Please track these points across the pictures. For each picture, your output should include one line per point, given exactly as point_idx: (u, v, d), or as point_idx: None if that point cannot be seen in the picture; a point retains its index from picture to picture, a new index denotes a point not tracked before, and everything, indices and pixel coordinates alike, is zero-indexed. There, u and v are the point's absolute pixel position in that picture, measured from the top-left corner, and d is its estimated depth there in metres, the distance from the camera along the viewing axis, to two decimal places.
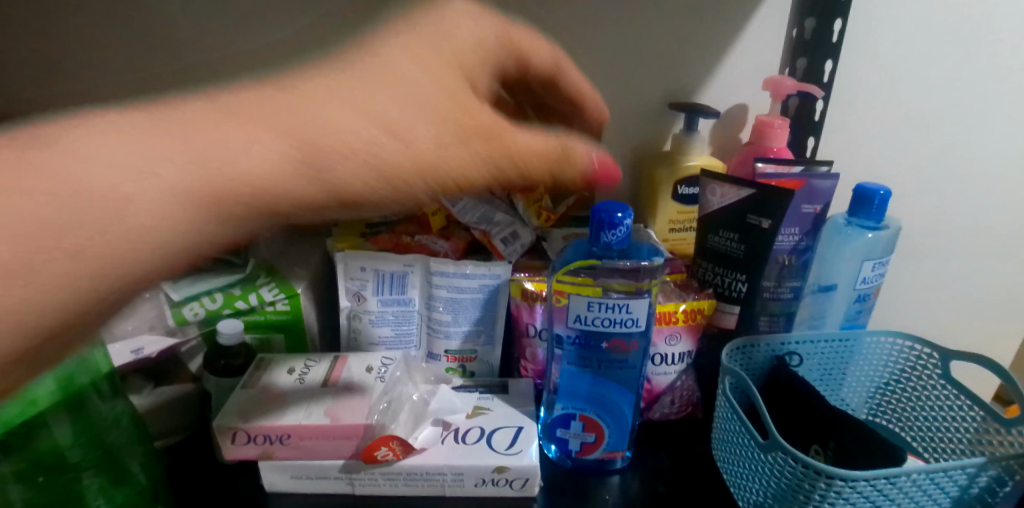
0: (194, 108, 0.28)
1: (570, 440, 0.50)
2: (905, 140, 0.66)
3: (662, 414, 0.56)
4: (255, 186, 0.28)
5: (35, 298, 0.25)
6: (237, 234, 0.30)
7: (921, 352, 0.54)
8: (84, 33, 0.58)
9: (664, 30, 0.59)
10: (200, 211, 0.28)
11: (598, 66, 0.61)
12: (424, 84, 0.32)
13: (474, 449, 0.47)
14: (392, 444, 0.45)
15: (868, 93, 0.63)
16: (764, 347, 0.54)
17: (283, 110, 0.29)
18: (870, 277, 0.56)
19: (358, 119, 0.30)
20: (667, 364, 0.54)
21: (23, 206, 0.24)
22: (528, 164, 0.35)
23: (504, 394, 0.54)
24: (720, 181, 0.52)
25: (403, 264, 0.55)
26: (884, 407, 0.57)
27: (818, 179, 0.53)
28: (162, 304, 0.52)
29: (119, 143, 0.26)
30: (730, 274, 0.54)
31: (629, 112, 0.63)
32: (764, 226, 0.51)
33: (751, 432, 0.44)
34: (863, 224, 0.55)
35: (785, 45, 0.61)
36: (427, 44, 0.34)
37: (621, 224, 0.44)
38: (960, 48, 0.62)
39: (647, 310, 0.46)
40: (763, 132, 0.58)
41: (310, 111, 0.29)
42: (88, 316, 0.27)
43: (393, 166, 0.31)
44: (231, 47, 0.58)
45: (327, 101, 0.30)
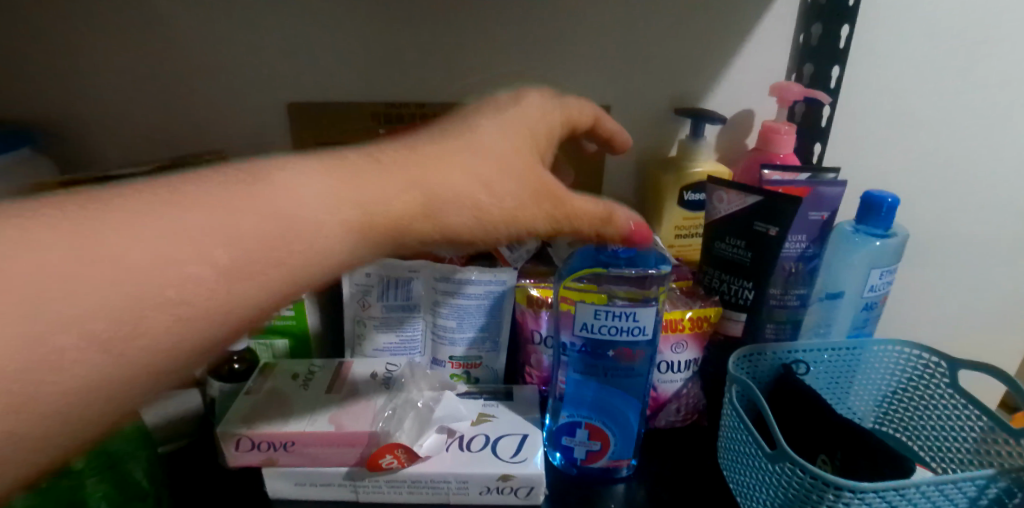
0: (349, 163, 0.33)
1: (575, 448, 0.50)
2: (911, 147, 0.66)
3: (667, 422, 0.56)
4: (384, 227, 0.33)
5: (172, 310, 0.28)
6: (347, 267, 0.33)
7: (929, 361, 0.53)
8: (85, 38, 0.56)
9: (671, 36, 0.59)
10: (340, 246, 0.32)
11: (603, 72, 0.60)
12: (523, 150, 0.39)
13: (478, 457, 0.47)
14: (397, 452, 0.45)
15: (875, 99, 0.63)
16: (770, 355, 0.53)
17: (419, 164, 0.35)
18: (878, 285, 0.56)
19: (476, 173, 0.36)
20: (673, 371, 0.53)
21: (211, 229, 0.28)
22: (570, 224, 0.41)
23: (509, 401, 0.54)
24: (727, 188, 0.52)
25: (408, 270, 0.55)
26: (891, 416, 0.57)
27: (826, 186, 0.53)
28: None
29: (311, 182, 0.31)
30: (737, 281, 0.53)
31: (635, 118, 0.62)
32: (771, 234, 0.51)
33: (757, 442, 0.44)
34: (871, 232, 0.54)
35: (791, 51, 0.61)
36: (529, 115, 0.41)
37: None
38: (968, 55, 0.62)
39: (654, 319, 0.46)
40: (769, 138, 0.58)
41: (449, 163, 0.36)
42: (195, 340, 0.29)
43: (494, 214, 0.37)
44: (236, 52, 0.58)
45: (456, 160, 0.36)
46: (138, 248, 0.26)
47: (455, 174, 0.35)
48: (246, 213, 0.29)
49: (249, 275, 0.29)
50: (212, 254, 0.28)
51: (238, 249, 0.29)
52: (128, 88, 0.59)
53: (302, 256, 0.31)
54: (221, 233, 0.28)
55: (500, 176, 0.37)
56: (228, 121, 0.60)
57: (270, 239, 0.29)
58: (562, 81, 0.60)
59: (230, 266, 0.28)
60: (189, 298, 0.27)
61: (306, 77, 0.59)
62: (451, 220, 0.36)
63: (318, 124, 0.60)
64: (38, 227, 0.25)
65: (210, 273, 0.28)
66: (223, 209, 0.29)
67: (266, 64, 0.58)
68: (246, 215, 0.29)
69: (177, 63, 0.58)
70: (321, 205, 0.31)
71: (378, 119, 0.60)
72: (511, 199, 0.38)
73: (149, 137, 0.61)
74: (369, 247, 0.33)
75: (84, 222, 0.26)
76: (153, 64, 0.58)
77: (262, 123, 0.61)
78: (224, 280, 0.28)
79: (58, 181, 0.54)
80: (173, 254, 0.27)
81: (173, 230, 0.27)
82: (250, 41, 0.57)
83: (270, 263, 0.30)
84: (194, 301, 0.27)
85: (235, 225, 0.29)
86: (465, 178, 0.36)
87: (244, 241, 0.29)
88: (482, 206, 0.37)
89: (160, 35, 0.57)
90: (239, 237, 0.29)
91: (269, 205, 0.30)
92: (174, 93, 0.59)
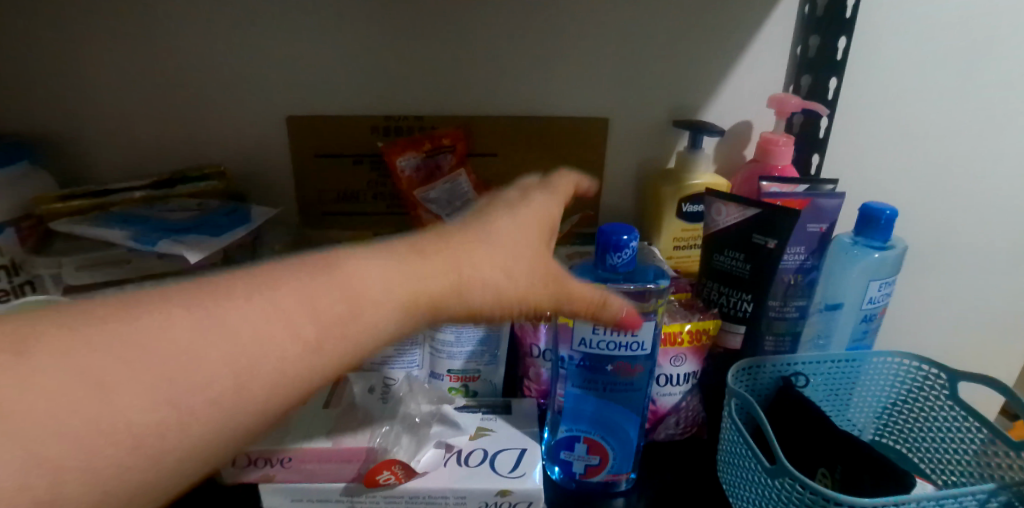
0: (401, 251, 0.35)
1: (574, 462, 0.50)
2: (909, 158, 0.66)
3: (667, 435, 0.56)
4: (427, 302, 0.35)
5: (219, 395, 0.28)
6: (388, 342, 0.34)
7: (928, 372, 0.53)
8: (85, 53, 0.57)
9: (669, 48, 0.59)
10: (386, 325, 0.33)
11: (601, 84, 0.60)
12: (534, 242, 0.40)
13: (476, 473, 0.47)
14: (395, 468, 0.45)
15: (872, 110, 0.63)
16: (769, 367, 0.53)
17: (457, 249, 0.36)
18: (877, 296, 0.56)
19: (496, 258, 0.38)
20: (672, 384, 0.53)
21: (261, 328, 0.29)
22: (567, 306, 0.40)
23: (508, 415, 0.54)
24: (725, 201, 0.52)
25: None
26: (891, 427, 0.57)
27: (824, 198, 0.53)
28: None
29: (377, 264, 0.33)
30: (736, 294, 0.53)
31: (632, 130, 0.63)
32: (770, 246, 0.51)
33: (757, 456, 0.44)
34: (870, 244, 0.54)
35: (789, 62, 0.61)
36: (544, 204, 0.43)
37: (627, 247, 0.44)
38: (965, 66, 0.62)
39: (652, 333, 0.46)
40: (767, 149, 0.58)
41: (474, 249, 0.37)
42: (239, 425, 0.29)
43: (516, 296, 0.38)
44: (235, 65, 0.58)
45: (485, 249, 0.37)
46: (240, 327, 0.29)
47: (480, 258, 0.37)
48: (317, 302, 0.31)
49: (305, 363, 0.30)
50: (297, 333, 0.30)
51: (314, 331, 0.30)
52: (128, 102, 0.59)
53: (365, 334, 0.32)
54: (272, 335, 0.29)
55: (517, 260, 0.38)
56: (227, 133, 0.60)
57: (316, 336, 0.31)
58: (560, 93, 0.61)
59: (312, 342, 0.30)
60: (278, 372, 0.29)
61: (305, 89, 0.59)
62: (472, 300, 0.37)
63: (317, 137, 0.60)
64: (100, 340, 0.26)
65: (297, 351, 0.30)
66: (307, 290, 0.31)
67: (265, 77, 0.58)
68: (325, 297, 0.31)
69: (177, 76, 0.58)
70: (385, 286, 0.33)
71: (377, 133, 0.61)
72: (525, 280, 0.39)
73: (148, 149, 0.61)
74: (411, 323, 0.34)
75: (198, 307, 0.28)
76: (152, 77, 0.58)
77: (261, 136, 0.61)
78: (304, 357, 0.30)
79: (56, 195, 0.54)
80: (267, 333, 0.29)
81: (267, 310, 0.30)
82: (249, 54, 0.57)
83: (337, 342, 0.31)
84: (283, 373, 0.30)
85: (312, 306, 0.31)
86: (489, 261, 0.37)
87: (321, 320, 0.31)
88: (500, 286, 0.38)
89: (159, 48, 0.57)
90: (318, 318, 0.31)
91: (340, 286, 0.32)
92: (173, 106, 0.59)
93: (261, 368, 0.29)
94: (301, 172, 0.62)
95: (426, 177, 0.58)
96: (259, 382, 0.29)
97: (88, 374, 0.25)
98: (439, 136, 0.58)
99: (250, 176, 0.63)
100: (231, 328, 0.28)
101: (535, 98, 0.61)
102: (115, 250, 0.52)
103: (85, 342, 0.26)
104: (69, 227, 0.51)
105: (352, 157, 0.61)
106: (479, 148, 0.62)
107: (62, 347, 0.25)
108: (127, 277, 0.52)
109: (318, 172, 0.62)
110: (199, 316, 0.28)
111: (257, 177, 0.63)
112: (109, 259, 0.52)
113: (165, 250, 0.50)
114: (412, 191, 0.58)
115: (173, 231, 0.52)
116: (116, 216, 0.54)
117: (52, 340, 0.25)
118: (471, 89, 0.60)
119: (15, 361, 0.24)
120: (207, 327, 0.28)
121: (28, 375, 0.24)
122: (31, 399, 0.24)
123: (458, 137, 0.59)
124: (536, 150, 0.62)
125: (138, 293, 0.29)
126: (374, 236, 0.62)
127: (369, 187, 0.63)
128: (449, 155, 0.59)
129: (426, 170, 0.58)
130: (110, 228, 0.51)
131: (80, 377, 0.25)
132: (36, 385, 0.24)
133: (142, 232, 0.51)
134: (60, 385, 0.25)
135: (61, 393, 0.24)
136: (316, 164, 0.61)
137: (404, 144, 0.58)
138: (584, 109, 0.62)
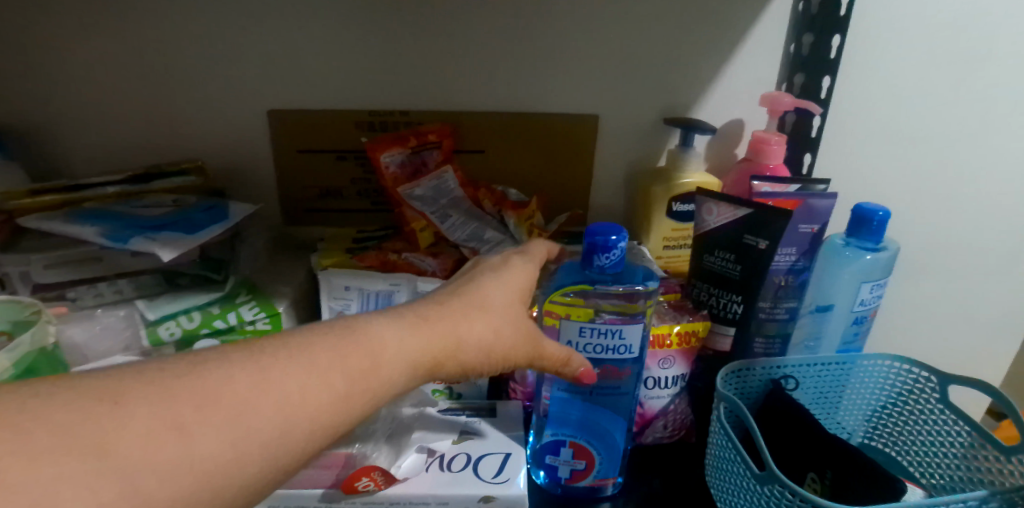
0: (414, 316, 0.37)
1: (559, 467, 0.48)
2: (900, 160, 0.65)
3: (654, 438, 0.55)
4: (437, 356, 0.37)
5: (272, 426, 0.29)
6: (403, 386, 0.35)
7: (919, 375, 0.52)
8: (61, 44, 0.55)
9: (662, 44, 0.58)
10: (403, 377, 0.35)
11: (591, 81, 0.59)
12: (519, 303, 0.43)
13: (459, 478, 0.46)
14: (374, 475, 0.44)
15: (865, 110, 0.62)
16: (759, 370, 0.52)
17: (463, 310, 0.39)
18: (869, 299, 0.55)
19: (486, 319, 0.40)
20: (660, 387, 0.52)
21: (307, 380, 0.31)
22: (538, 362, 0.42)
23: (493, 418, 0.53)
24: (716, 201, 0.50)
25: (389, 283, 0.54)
26: (880, 430, 0.56)
27: (817, 198, 0.52)
28: (137, 324, 0.51)
29: (392, 328, 0.35)
30: (726, 295, 0.52)
31: (623, 127, 0.61)
32: (761, 247, 0.50)
33: (746, 462, 0.43)
34: (862, 245, 0.53)
35: (782, 60, 0.60)
36: (523, 267, 0.45)
37: (616, 247, 0.43)
38: (961, 66, 0.61)
39: (640, 335, 0.45)
40: (759, 148, 0.57)
41: (468, 312, 0.39)
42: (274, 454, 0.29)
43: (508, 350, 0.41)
44: (214, 56, 0.56)
45: (489, 308, 0.40)
46: (286, 380, 0.30)
47: (474, 319, 0.39)
48: (346, 360, 0.32)
49: (338, 406, 0.31)
50: (332, 386, 0.31)
51: (344, 386, 0.32)
52: (103, 93, 0.57)
53: (382, 391, 0.34)
54: (311, 387, 0.31)
55: (504, 321, 0.41)
56: (207, 127, 0.59)
57: (348, 385, 0.32)
58: (549, 89, 0.59)
59: (344, 394, 0.32)
60: (317, 417, 0.30)
61: (288, 82, 0.57)
62: (465, 359, 0.38)
63: (300, 132, 0.59)
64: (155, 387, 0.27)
65: (334, 401, 0.31)
66: (337, 350, 0.32)
67: (247, 69, 0.57)
68: (354, 358, 0.33)
69: (154, 67, 0.56)
70: (401, 348, 0.35)
71: (361, 128, 0.59)
72: (511, 338, 0.40)
73: (125, 143, 0.59)
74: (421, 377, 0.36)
75: (251, 360, 0.30)
76: (128, 68, 0.56)
77: (241, 129, 0.59)
78: (337, 407, 0.31)
79: (26, 190, 0.52)
80: (308, 386, 0.30)
81: (307, 364, 0.31)
82: (229, 45, 0.56)
83: (362, 397, 0.33)
84: (322, 419, 0.31)
85: (340, 365, 0.32)
86: (481, 323, 0.39)
87: (350, 374, 0.32)
88: (491, 346, 0.40)
89: (135, 37, 0.55)
90: (347, 373, 0.32)
91: (362, 348, 0.33)
92: (151, 98, 0.57)
93: (304, 416, 0.30)
94: (284, 167, 0.60)
95: (412, 173, 0.57)
96: (301, 428, 0.30)
97: (166, 417, 0.26)
98: (425, 132, 0.57)
99: (231, 171, 0.61)
100: (279, 381, 0.30)
101: (523, 95, 0.59)
102: (85, 249, 0.50)
103: (163, 392, 0.27)
104: (40, 224, 0.49)
105: (336, 153, 0.60)
106: (467, 144, 0.61)
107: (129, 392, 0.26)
108: (102, 275, 0.51)
109: (301, 167, 0.60)
110: (250, 371, 0.29)
111: (238, 173, 0.61)
112: (80, 258, 0.50)
113: (138, 247, 0.48)
114: (396, 188, 0.57)
115: (147, 228, 0.51)
116: (89, 213, 0.52)
117: (132, 389, 0.27)
118: (459, 84, 0.58)
119: (111, 410, 0.25)
120: (260, 381, 0.29)
121: (120, 419, 0.25)
122: (126, 439, 0.25)
123: (444, 133, 0.57)
124: (525, 148, 0.61)
125: (195, 352, 0.30)
126: (358, 234, 0.61)
127: (353, 184, 0.61)
128: (434, 151, 0.57)
129: (412, 167, 0.57)
130: (82, 225, 0.50)
131: (161, 420, 0.26)
132: (127, 429, 0.25)
133: (115, 229, 0.50)
134: (147, 427, 0.26)
135: (146, 434, 0.25)
136: (299, 159, 0.60)
137: (389, 140, 0.56)
138: (573, 106, 0.60)
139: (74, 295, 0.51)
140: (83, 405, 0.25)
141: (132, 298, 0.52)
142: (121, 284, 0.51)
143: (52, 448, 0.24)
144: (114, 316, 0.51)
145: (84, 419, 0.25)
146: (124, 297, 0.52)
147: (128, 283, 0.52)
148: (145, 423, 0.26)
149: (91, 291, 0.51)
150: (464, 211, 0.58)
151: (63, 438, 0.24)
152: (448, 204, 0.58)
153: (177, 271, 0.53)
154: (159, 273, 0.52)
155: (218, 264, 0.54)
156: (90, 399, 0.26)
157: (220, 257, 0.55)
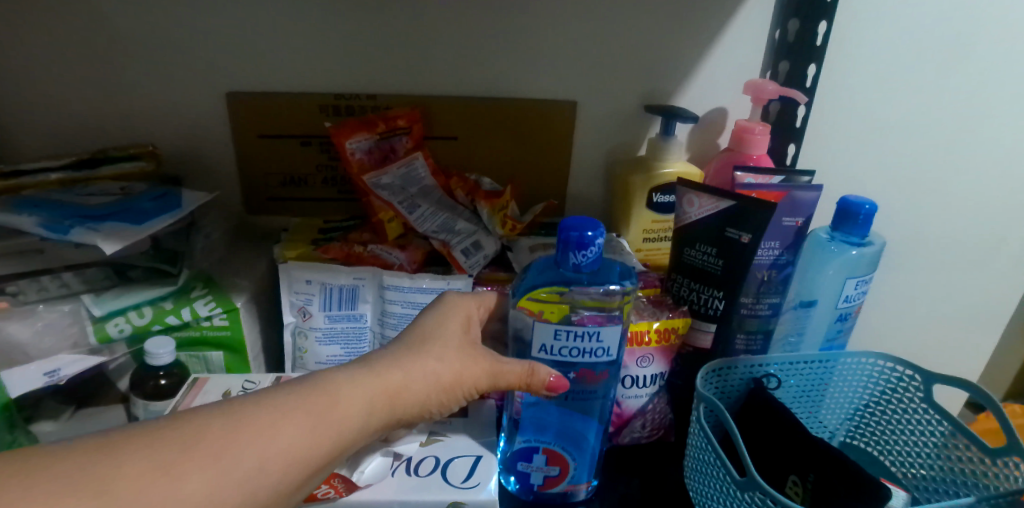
0: (364, 357, 0.38)
1: (533, 473, 0.46)
2: (885, 151, 0.63)
3: (632, 438, 0.53)
4: (396, 385, 0.37)
5: (260, 455, 0.31)
6: (368, 417, 0.35)
7: (903, 373, 0.51)
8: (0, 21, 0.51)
9: (642, 29, 0.55)
10: (370, 407, 0.35)
11: (569, 66, 0.57)
12: (467, 330, 0.42)
13: (427, 484, 0.43)
14: (334, 482, 0.42)
15: (850, 100, 0.60)
16: (741, 369, 0.50)
17: (414, 346, 0.39)
18: (853, 295, 0.54)
19: (428, 349, 0.39)
20: (637, 386, 0.50)
21: (261, 418, 0.32)
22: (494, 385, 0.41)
23: (463, 419, 0.50)
24: (697, 191, 0.48)
25: (352, 277, 0.52)
26: (862, 429, 0.54)
27: (801, 191, 0.50)
28: (84, 319, 0.47)
29: (345, 369, 0.36)
30: (707, 290, 0.50)
31: (602, 113, 0.59)
32: (743, 241, 0.47)
33: (726, 467, 0.41)
34: (847, 240, 0.52)
35: (767, 46, 0.58)
36: (469, 300, 0.45)
37: (593, 244, 0.40)
38: (947, 55, 0.59)
39: (618, 339, 0.43)
40: (742, 138, 0.55)
41: (413, 349, 0.39)
42: (255, 481, 0.30)
43: (461, 382, 0.40)
44: (165, 35, 0.52)
45: (445, 338, 0.40)
46: (255, 421, 0.32)
47: (417, 352, 0.39)
48: (306, 398, 0.34)
49: (303, 438, 0.32)
50: (297, 420, 0.33)
51: (307, 418, 0.33)
52: (49, 75, 0.53)
53: (344, 420, 0.34)
54: (276, 426, 0.32)
55: (452, 348, 0.40)
56: (161, 111, 0.55)
57: (310, 423, 0.33)
58: (525, 75, 0.57)
59: (311, 426, 0.33)
60: (288, 451, 0.32)
61: (246, 62, 0.54)
62: (416, 390, 0.38)
63: (259, 116, 0.55)
64: (129, 445, 0.29)
65: (300, 433, 0.32)
66: (299, 393, 0.34)
67: (200, 49, 0.53)
68: (314, 398, 0.34)
69: (102, 47, 0.52)
70: (353, 382, 0.35)
71: (326, 113, 0.56)
72: (458, 363, 0.39)
73: (75, 130, 0.55)
74: (385, 407, 0.36)
75: (227, 409, 0.32)
76: (74, 47, 0.52)
77: (197, 114, 0.55)
78: (306, 439, 0.32)
79: None
80: (276, 423, 0.32)
81: (271, 408, 0.33)
82: (180, 22, 0.52)
83: (330, 430, 0.33)
84: (296, 451, 0.32)
85: (301, 403, 0.33)
86: (425, 354, 0.39)
87: (310, 410, 0.33)
88: (441, 376, 0.39)
89: (80, 15, 0.51)
90: (307, 408, 0.33)
91: (317, 387, 0.34)
92: (101, 80, 0.54)
93: (277, 453, 0.31)
94: (245, 153, 0.57)
95: (379, 160, 0.54)
96: (276, 462, 0.31)
97: (154, 463, 0.28)
98: (393, 117, 0.54)
99: (189, 159, 0.57)
100: (250, 424, 0.31)
101: (499, 80, 0.57)
102: (25, 239, 0.46)
103: (150, 439, 0.29)
104: None
105: (300, 138, 0.56)
106: (438, 130, 0.58)
107: (123, 443, 0.29)
108: (46, 268, 0.47)
109: (263, 154, 0.57)
110: (223, 417, 0.31)
111: (197, 160, 0.58)
112: (16, 249, 0.46)
113: (77, 239, 0.45)
114: (362, 176, 0.54)
115: (88, 218, 0.47)
116: (28, 201, 0.48)
117: (121, 442, 0.29)
118: (429, 69, 0.56)
119: (104, 457, 0.28)
120: (235, 425, 0.31)
121: (116, 463, 0.28)
122: (121, 480, 0.27)
123: (414, 119, 0.55)
124: (498, 135, 0.58)
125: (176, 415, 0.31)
126: (325, 224, 0.58)
127: (319, 170, 0.58)
128: (404, 137, 0.55)
129: (380, 153, 0.54)
130: (20, 215, 0.46)
131: (150, 465, 0.28)
132: (121, 470, 0.27)
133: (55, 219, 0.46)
134: (138, 468, 0.28)
135: (136, 475, 0.28)
136: (261, 145, 0.57)
137: (355, 125, 0.53)
138: (550, 93, 0.58)
139: (16, 290, 0.46)
140: (76, 458, 0.28)
141: (79, 293, 0.48)
142: (68, 278, 0.47)
143: (58, 492, 0.26)
144: (57, 312, 0.46)
145: (81, 470, 0.27)
146: (70, 292, 0.48)
147: (75, 276, 0.48)
148: (135, 466, 0.28)
149: (34, 286, 0.47)
150: (434, 201, 0.55)
151: (66, 484, 0.26)
152: (417, 193, 0.55)
153: (128, 262, 0.49)
154: (108, 266, 0.48)
155: (174, 255, 0.51)
156: (84, 452, 0.28)
157: (175, 249, 0.52)
